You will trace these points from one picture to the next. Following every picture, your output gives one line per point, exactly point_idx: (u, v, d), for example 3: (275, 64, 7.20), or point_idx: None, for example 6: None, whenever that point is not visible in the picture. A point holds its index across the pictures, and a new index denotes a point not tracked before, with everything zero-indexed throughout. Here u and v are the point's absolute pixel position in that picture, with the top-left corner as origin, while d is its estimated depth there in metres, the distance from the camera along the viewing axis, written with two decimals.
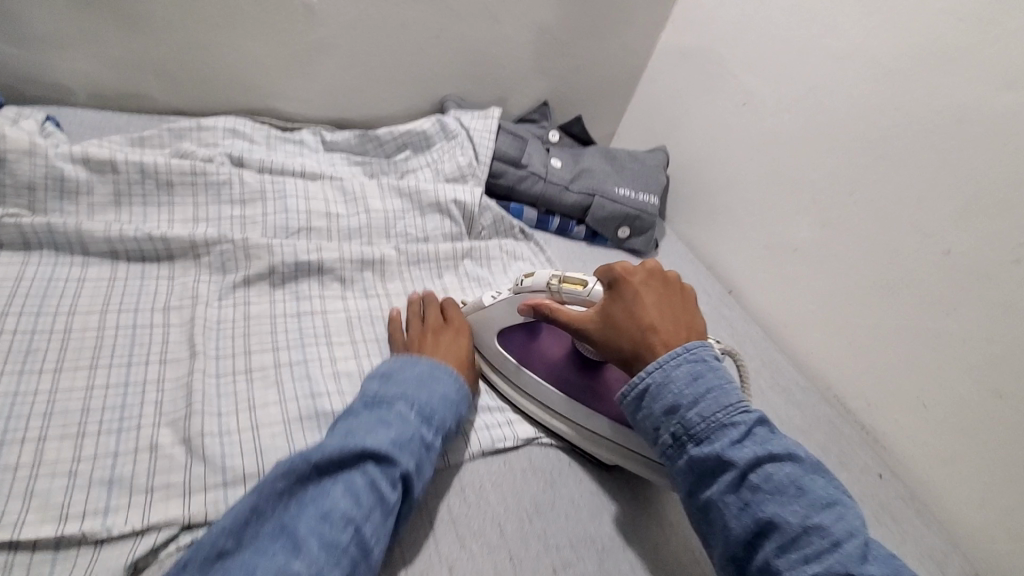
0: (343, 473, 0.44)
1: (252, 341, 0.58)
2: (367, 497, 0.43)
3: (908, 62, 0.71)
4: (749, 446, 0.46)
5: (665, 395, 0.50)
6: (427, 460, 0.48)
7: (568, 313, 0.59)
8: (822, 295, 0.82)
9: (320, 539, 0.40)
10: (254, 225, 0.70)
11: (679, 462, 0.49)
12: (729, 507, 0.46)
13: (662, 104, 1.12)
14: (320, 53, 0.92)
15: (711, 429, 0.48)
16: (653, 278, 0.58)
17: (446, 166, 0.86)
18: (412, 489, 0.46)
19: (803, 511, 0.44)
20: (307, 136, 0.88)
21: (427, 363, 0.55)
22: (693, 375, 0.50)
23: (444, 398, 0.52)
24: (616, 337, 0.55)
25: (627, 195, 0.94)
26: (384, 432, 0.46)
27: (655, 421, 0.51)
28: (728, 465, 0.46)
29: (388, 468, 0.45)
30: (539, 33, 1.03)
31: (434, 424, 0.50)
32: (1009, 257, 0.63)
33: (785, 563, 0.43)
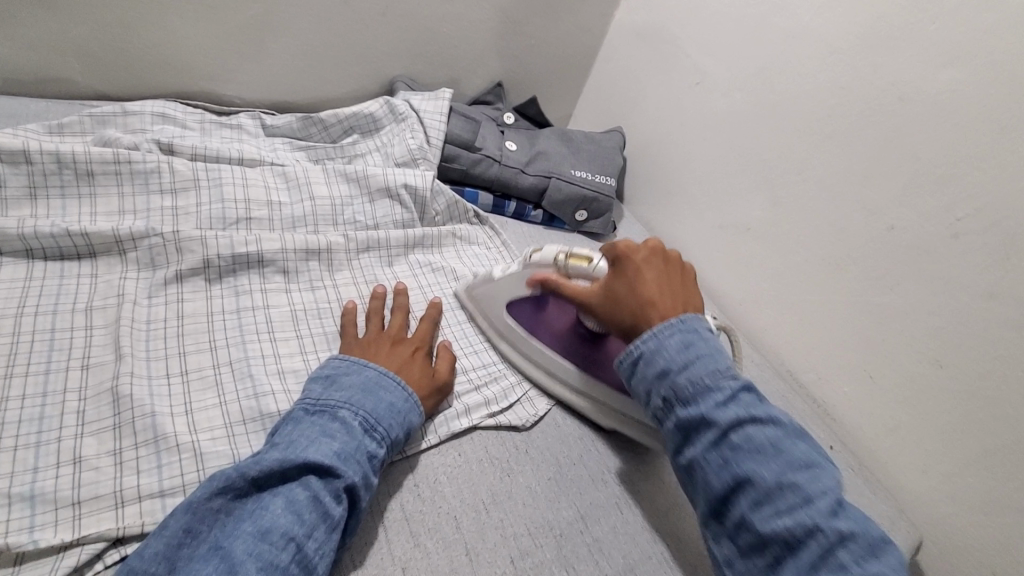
0: (284, 489, 0.43)
1: (187, 340, 0.54)
2: (309, 513, 0.42)
3: (855, 40, 0.72)
4: (733, 408, 0.49)
5: (657, 361, 0.53)
6: (373, 470, 0.47)
7: (574, 288, 0.61)
8: (775, 272, 0.83)
9: (257, 562, 0.38)
10: (188, 217, 0.66)
11: (667, 422, 0.52)
12: (709, 464, 0.49)
13: (618, 83, 1.10)
14: (257, 30, 0.87)
15: (698, 392, 0.50)
16: (654, 256, 0.60)
17: (396, 150, 0.83)
18: (358, 501, 0.45)
19: (781, 471, 0.46)
20: (244, 120, 0.83)
21: (375, 370, 0.53)
22: (685, 343, 0.53)
23: (390, 406, 0.51)
24: (615, 308, 0.58)
25: (583, 177, 0.93)
26: (327, 443, 0.45)
27: (645, 381, 0.54)
28: (711, 425, 0.49)
29: (331, 480, 0.44)
30: (491, 11, 0.99)
31: (381, 433, 0.49)
32: (948, 232, 0.64)
33: (760, 518, 0.46)
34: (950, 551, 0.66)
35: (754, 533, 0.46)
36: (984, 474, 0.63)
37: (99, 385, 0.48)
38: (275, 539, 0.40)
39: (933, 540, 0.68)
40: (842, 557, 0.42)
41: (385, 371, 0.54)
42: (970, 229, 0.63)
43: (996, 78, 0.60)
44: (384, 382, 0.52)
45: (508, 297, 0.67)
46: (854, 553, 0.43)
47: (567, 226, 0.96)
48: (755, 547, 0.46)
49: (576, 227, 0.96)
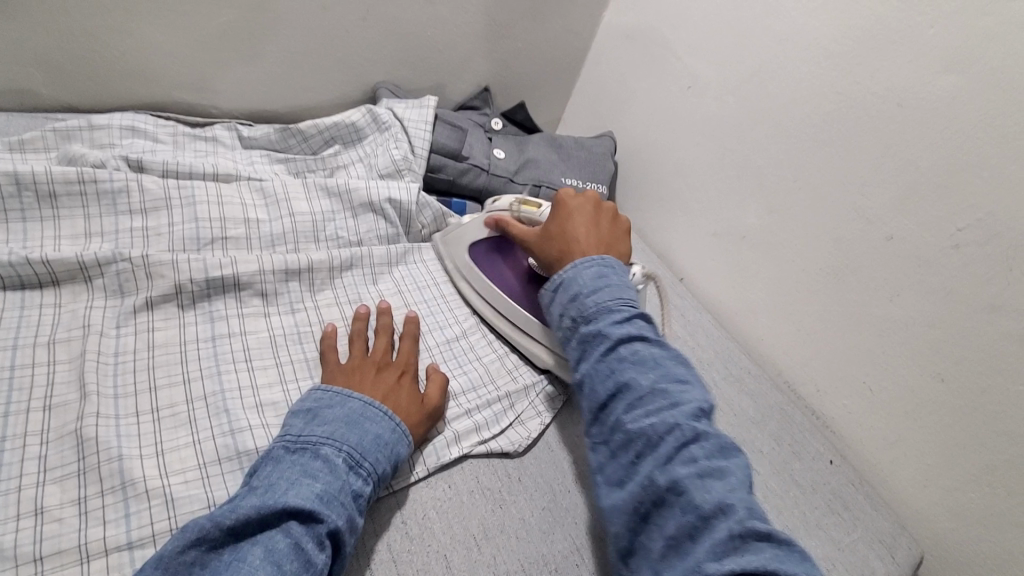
0: (263, 537, 0.40)
1: (158, 374, 0.51)
2: (291, 563, 0.39)
3: (851, 45, 0.70)
4: (627, 327, 0.54)
5: (572, 286, 0.59)
6: (358, 509, 0.45)
7: (521, 230, 0.68)
8: (770, 281, 0.82)
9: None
10: (159, 238, 0.63)
11: (570, 340, 0.57)
12: (597, 372, 0.53)
13: (608, 86, 1.08)
14: (231, 38, 0.83)
15: (600, 312, 0.56)
16: (590, 205, 0.67)
17: (379, 161, 0.80)
18: (342, 544, 0.42)
19: (658, 381, 0.51)
20: (219, 132, 0.80)
21: (359, 401, 0.51)
22: (599, 274, 0.59)
23: (377, 439, 0.48)
24: (547, 249, 0.65)
25: (574, 185, 0.91)
26: (308, 485, 0.43)
27: (560, 304, 0.59)
28: (604, 337, 0.54)
29: (314, 525, 0.41)
30: (476, 14, 0.97)
31: (366, 469, 0.46)
32: (948, 244, 0.63)
33: (631, 418, 0.50)
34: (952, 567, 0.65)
35: (624, 432, 0.50)
36: (985, 488, 0.61)
37: (62, 427, 0.45)
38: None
39: (933, 554, 0.67)
40: (694, 451, 0.46)
41: (367, 400, 0.51)
42: (971, 239, 0.61)
43: (998, 85, 0.58)
44: (369, 411, 0.50)
45: (472, 239, 0.73)
46: (704, 450, 0.47)
47: None
48: (623, 447, 0.50)
49: None
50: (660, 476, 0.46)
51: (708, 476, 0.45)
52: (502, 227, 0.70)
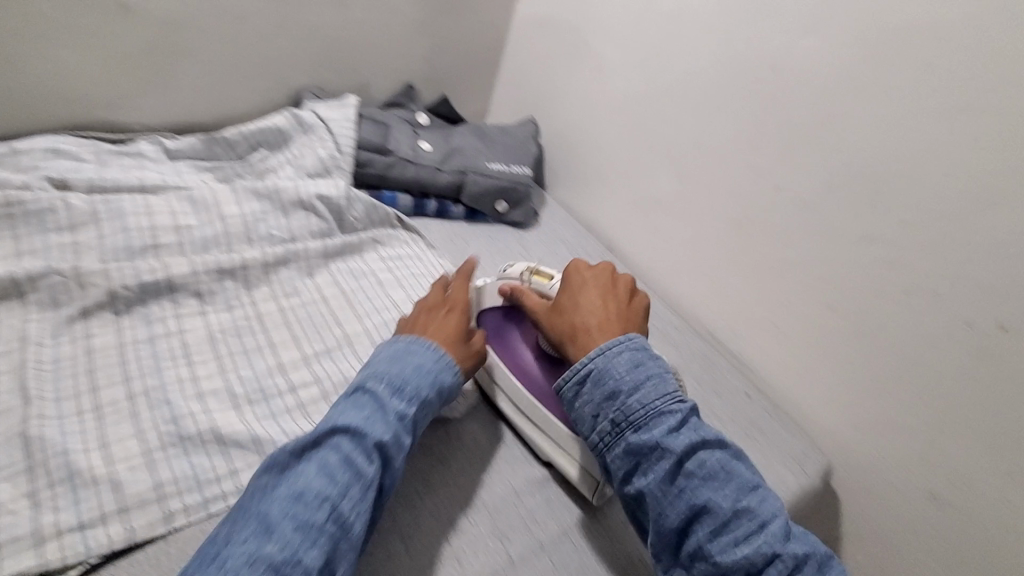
0: (317, 451, 0.46)
1: (98, 376, 0.54)
2: (342, 473, 0.45)
3: (727, 17, 0.77)
4: (686, 435, 0.52)
5: (606, 382, 0.55)
6: (403, 428, 0.51)
7: (533, 301, 0.66)
8: (685, 240, 0.88)
9: (293, 522, 0.42)
10: (90, 251, 0.65)
11: (616, 450, 0.53)
12: (666, 496, 0.50)
13: (526, 74, 1.13)
14: (148, 54, 0.85)
15: (650, 417, 0.53)
16: (606, 279, 0.65)
17: (307, 162, 0.83)
18: (390, 459, 0.48)
19: (735, 497, 0.50)
20: (144, 146, 0.81)
21: (404, 341, 0.57)
22: (634, 362, 0.56)
23: (418, 368, 0.54)
24: (559, 323, 0.62)
25: (500, 169, 0.95)
26: (357, 412, 0.49)
27: (596, 405, 0.55)
28: (667, 453, 0.51)
29: (360, 441, 0.47)
30: (390, 15, 1.01)
31: (407, 394, 0.52)
32: (823, 186, 0.70)
33: (719, 547, 0.48)
34: (857, 474, 0.73)
35: (712, 564, 0.48)
36: (877, 398, 0.70)
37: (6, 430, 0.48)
38: (306, 501, 0.43)
39: (843, 465, 0.75)
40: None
41: (415, 342, 0.57)
42: (839, 181, 0.69)
43: (846, 43, 0.66)
44: (417, 349, 0.56)
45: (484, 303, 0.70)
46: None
47: (489, 219, 0.97)
48: None
49: (498, 219, 0.96)
50: None
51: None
52: (515, 297, 0.67)
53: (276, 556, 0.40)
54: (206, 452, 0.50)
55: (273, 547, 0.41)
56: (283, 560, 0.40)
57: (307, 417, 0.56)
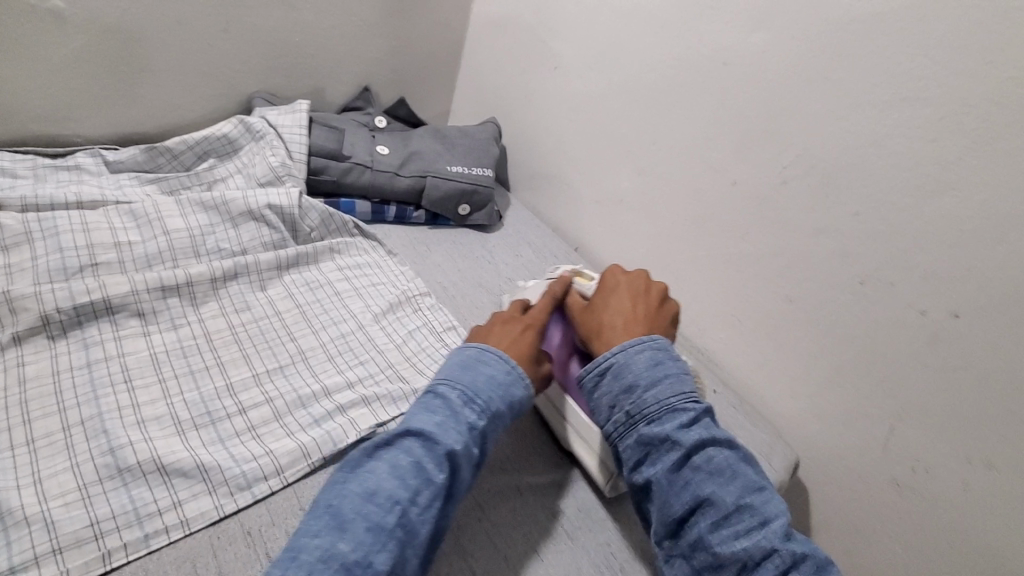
0: (389, 452, 0.47)
1: (31, 406, 0.51)
2: (412, 478, 0.45)
3: (679, 14, 0.77)
4: (697, 431, 0.52)
5: (625, 375, 0.56)
6: (474, 440, 0.50)
7: (573, 301, 0.67)
8: (647, 238, 0.88)
9: (366, 523, 0.42)
10: (22, 274, 0.61)
11: (628, 439, 0.54)
12: (671, 484, 0.51)
13: (486, 74, 1.11)
14: (83, 63, 0.81)
15: (663, 411, 0.53)
16: (640, 282, 0.65)
17: (258, 170, 0.81)
18: (460, 470, 0.47)
19: (739, 494, 0.50)
20: (82, 160, 0.77)
21: (482, 351, 0.55)
22: (653, 360, 0.56)
23: (491, 378, 0.53)
24: (587, 320, 0.63)
25: (461, 171, 0.93)
26: (430, 418, 0.49)
27: (612, 397, 0.56)
28: (676, 445, 0.52)
29: (431, 447, 0.47)
30: (343, 16, 0.98)
31: (480, 405, 0.51)
32: (778, 181, 0.71)
33: (718, 538, 0.48)
34: (822, 463, 0.74)
35: (711, 555, 0.48)
36: (839, 389, 0.70)
37: None
38: (380, 503, 0.43)
39: (808, 456, 0.75)
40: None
41: (489, 351, 0.55)
42: (794, 174, 0.69)
43: (794, 38, 0.66)
44: (493, 362, 0.54)
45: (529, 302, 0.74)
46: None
47: (452, 223, 0.95)
48: (710, 569, 0.48)
49: (461, 222, 0.95)
50: None
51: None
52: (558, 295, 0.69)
53: (346, 554, 0.41)
54: (149, 482, 0.48)
55: (345, 545, 0.41)
56: (354, 560, 0.40)
57: (257, 439, 0.54)
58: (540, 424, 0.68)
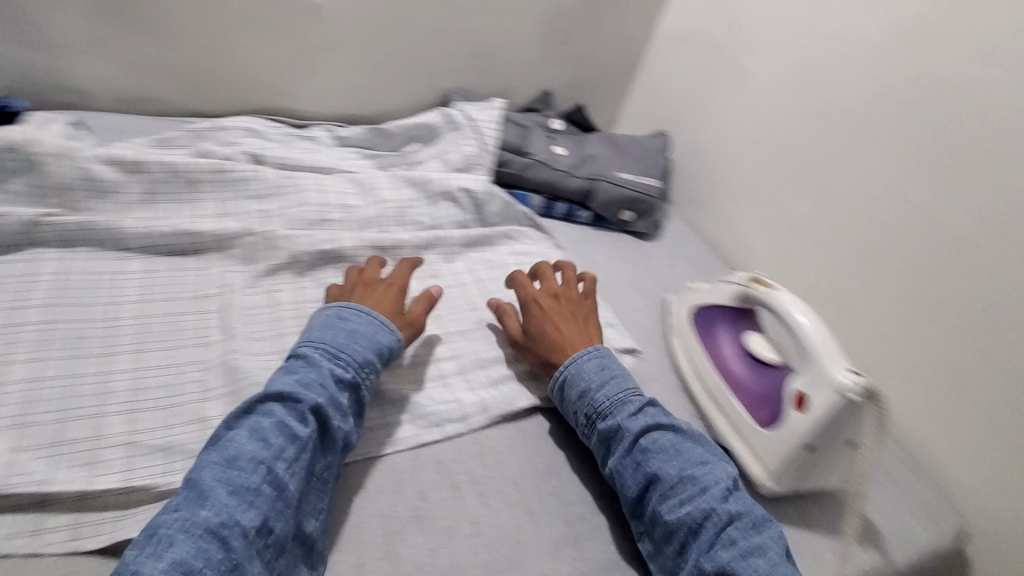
0: (251, 419, 0.47)
1: (282, 325, 0.62)
2: (276, 438, 0.46)
3: (893, 44, 0.75)
4: (644, 418, 0.57)
5: (578, 382, 0.60)
6: (339, 392, 0.51)
7: (513, 325, 0.67)
8: (818, 271, 0.85)
9: (228, 488, 0.42)
10: (276, 219, 0.74)
11: (591, 438, 0.58)
12: (623, 468, 0.55)
13: (662, 89, 1.14)
14: (328, 50, 0.95)
15: (614, 406, 0.57)
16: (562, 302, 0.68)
17: (454, 157, 0.90)
18: (326, 420, 0.48)
19: (681, 467, 0.53)
20: (319, 133, 0.91)
21: (333, 309, 0.57)
22: (601, 366, 0.61)
23: (351, 334, 0.55)
24: (535, 348, 0.65)
25: (630, 179, 0.97)
26: (291, 378, 0.50)
27: (573, 404, 0.60)
28: (624, 434, 0.56)
29: (294, 405, 0.48)
30: (538, 24, 1.06)
31: (345, 358, 0.53)
32: (992, 228, 0.66)
33: (666, 508, 0.51)
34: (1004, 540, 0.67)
35: (663, 525, 0.51)
36: None
37: (213, 359, 0.57)
38: (241, 469, 0.43)
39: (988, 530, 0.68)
40: (732, 533, 0.49)
41: (357, 309, 0.57)
42: (1014, 223, 0.64)
43: None
44: (354, 318, 0.57)
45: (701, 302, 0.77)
46: (740, 529, 0.49)
47: (613, 227, 0.98)
48: (665, 538, 0.51)
49: (623, 228, 0.98)
50: (707, 563, 0.47)
51: (750, 555, 0.47)
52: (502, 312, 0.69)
53: (208, 520, 0.40)
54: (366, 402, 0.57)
55: (207, 512, 0.41)
56: (215, 525, 0.40)
57: (446, 386, 0.62)
58: None
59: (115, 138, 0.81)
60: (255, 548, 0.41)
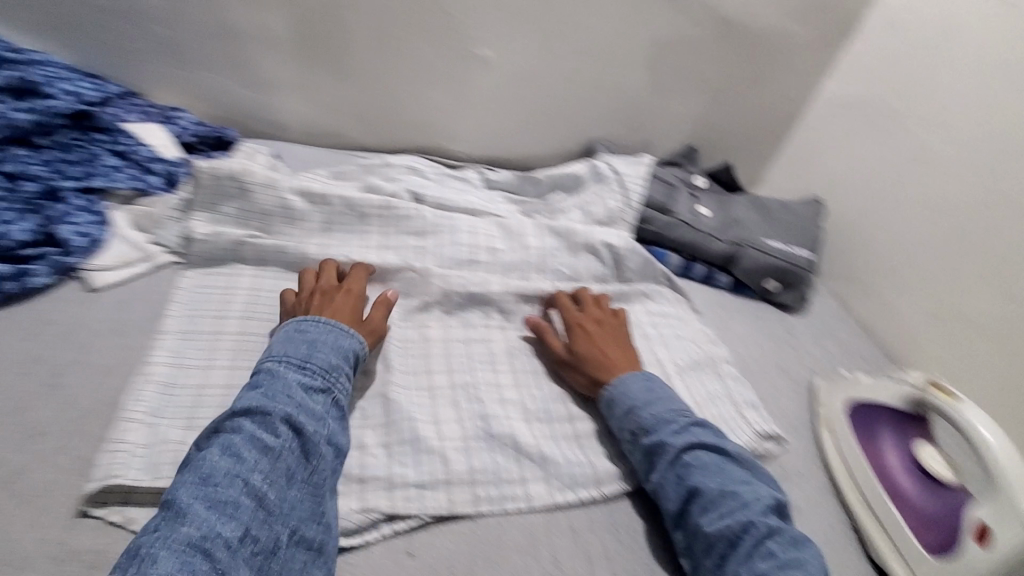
0: (221, 437, 0.48)
1: (432, 362, 0.65)
2: (249, 451, 0.47)
3: None
4: (687, 435, 0.58)
5: (624, 401, 0.62)
6: (308, 399, 0.53)
7: (554, 343, 0.69)
8: (1004, 378, 0.78)
9: (206, 503, 0.44)
10: (430, 255, 0.79)
11: (635, 454, 0.60)
12: (666, 480, 0.56)
13: (818, 153, 1.08)
14: (489, 99, 1.00)
15: (659, 424, 0.59)
16: (601, 325, 0.71)
17: (598, 210, 0.91)
18: (299, 427, 0.50)
19: (723, 483, 0.55)
20: (471, 175, 0.96)
21: (292, 324, 0.59)
22: (646, 387, 0.63)
23: (313, 346, 0.56)
24: (580, 366, 0.66)
25: (780, 247, 0.92)
26: (256, 394, 0.51)
27: (618, 421, 0.62)
28: (668, 450, 0.57)
29: (262, 418, 0.49)
30: (694, 81, 1.03)
31: (310, 368, 0.55)
32: None
33: (706, 520, 0.53)
34: None
35: (703, 538, 0.53)
36: None
37: (372, 389, 0.61)
38: (216, 484, 0.45)
39: None
40: (770, 546, 0.51)
41: (316, 320, 0.59)
42: None
43: None
44: (313, 331, 0.58)
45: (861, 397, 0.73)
46: (779, 544, 0.51)
47: (753, 294, 0.94)
48: (705, 549, 0.52)
49: (764, 297, 0.94)
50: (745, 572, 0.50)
51: (790, 567, 0.49)
52: (540, 330, 0.71)
53: (190, 534, 0.42)
54: (506, 453, 0.58)
55: (188, 527, 0.42)
56: (196, 538, 0.42)
57: (581, 447, 0.62)
58: (840, 534, 0.66)
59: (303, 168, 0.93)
60: (240, 555, 0.43)
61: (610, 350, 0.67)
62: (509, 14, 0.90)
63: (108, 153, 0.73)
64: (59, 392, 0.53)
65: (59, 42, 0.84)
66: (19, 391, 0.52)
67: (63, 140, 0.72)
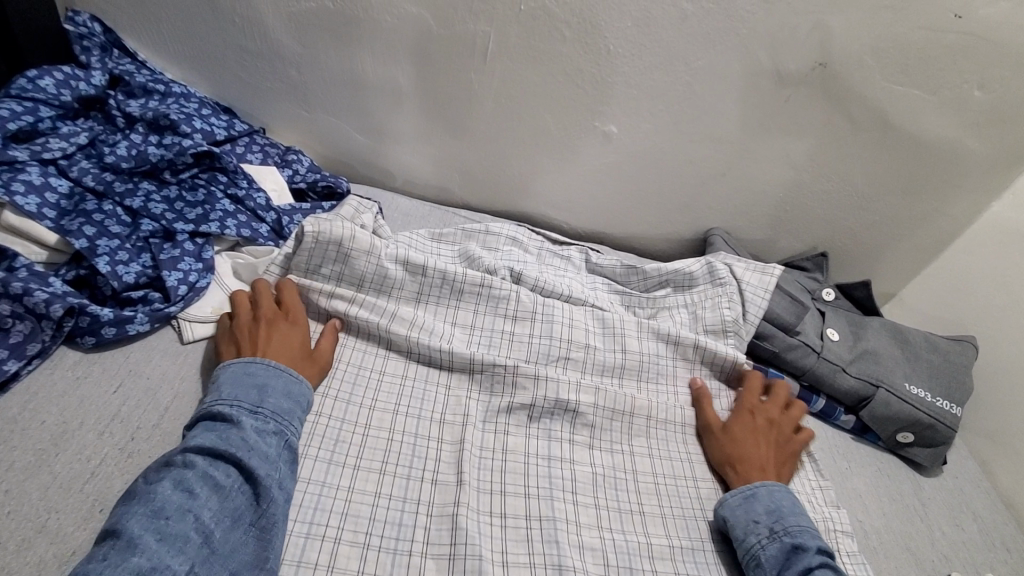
0: (170, 473, 0.47)
1: (508, 481, 0.59)
2: (200, 488, 0.46)
3: None
4: (825, 556, 0.56)
5: (768, 499, 0.60)
6: (261, 441, 0.51)
7: (711, 416, 0.70)
8: None
9: (157, 536, 0.43)
10: (521, 345, 0.72)
11: (767, 551, 0.56)
12: None
13: (978, 281, 0.92)
14: (603, 174, 0.93)
15: (800, 534, 0.57)
16: (772, 427, 0.69)
17: (708, 316, 0.80)
18: (249, 468, 0.49)
19: None
20: (574, 254, 0.90)
21: (237, 363, 0.57)
22: (790, 496, 0.61)
23: (263, 387, 0.55)
24: (726, 449, 0.66)
25: (920, 396, 0.79)
26: (209, 435, 0.50)
27: (758, 513, 0.59)
28: (806, 559, 0.55)
29: (213, 456, 0.49)
30: (840, 181, 0.90)
31: (263, 411, 0.53)
32: None
33: None
34: None
35: None
36: None
37: (443, 506, 0.56)
38: (169, 517, 0.44)
39: None
40: None
41: (267, 362, 0.57)
42: None
43: None
44: (262, 372, 0.56)
45: None
46: None
47: (879, 444, 0.81)
48: None
49: (892, 449, 0.81)
50: None
51: None
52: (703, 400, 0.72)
53: (139, 565, 0.41)
54: None
55: (138, 558, 0.41)
56: (145, 569, 0.41)
57: None
58: None
59: (407, 226, 0.91)
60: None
61: (763, 449, 0.66)
62: (644, 93, 0.83)
63: (224, 197, 0.73)
64: (131, 460, 0.51)
65: (198, 67, 0.86)
66: (94, 452, 0.51)
67: (187, 178, 0.73)
